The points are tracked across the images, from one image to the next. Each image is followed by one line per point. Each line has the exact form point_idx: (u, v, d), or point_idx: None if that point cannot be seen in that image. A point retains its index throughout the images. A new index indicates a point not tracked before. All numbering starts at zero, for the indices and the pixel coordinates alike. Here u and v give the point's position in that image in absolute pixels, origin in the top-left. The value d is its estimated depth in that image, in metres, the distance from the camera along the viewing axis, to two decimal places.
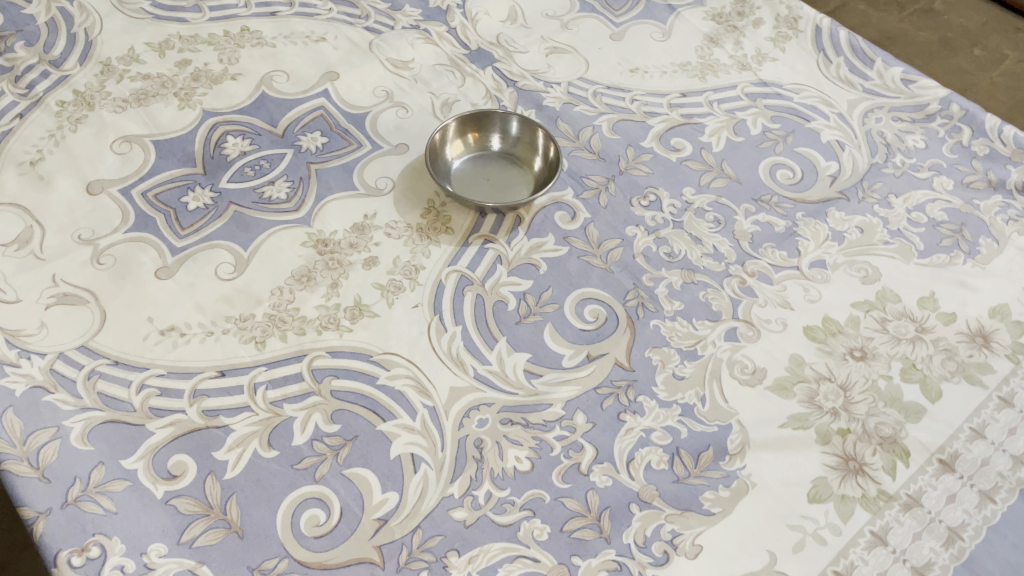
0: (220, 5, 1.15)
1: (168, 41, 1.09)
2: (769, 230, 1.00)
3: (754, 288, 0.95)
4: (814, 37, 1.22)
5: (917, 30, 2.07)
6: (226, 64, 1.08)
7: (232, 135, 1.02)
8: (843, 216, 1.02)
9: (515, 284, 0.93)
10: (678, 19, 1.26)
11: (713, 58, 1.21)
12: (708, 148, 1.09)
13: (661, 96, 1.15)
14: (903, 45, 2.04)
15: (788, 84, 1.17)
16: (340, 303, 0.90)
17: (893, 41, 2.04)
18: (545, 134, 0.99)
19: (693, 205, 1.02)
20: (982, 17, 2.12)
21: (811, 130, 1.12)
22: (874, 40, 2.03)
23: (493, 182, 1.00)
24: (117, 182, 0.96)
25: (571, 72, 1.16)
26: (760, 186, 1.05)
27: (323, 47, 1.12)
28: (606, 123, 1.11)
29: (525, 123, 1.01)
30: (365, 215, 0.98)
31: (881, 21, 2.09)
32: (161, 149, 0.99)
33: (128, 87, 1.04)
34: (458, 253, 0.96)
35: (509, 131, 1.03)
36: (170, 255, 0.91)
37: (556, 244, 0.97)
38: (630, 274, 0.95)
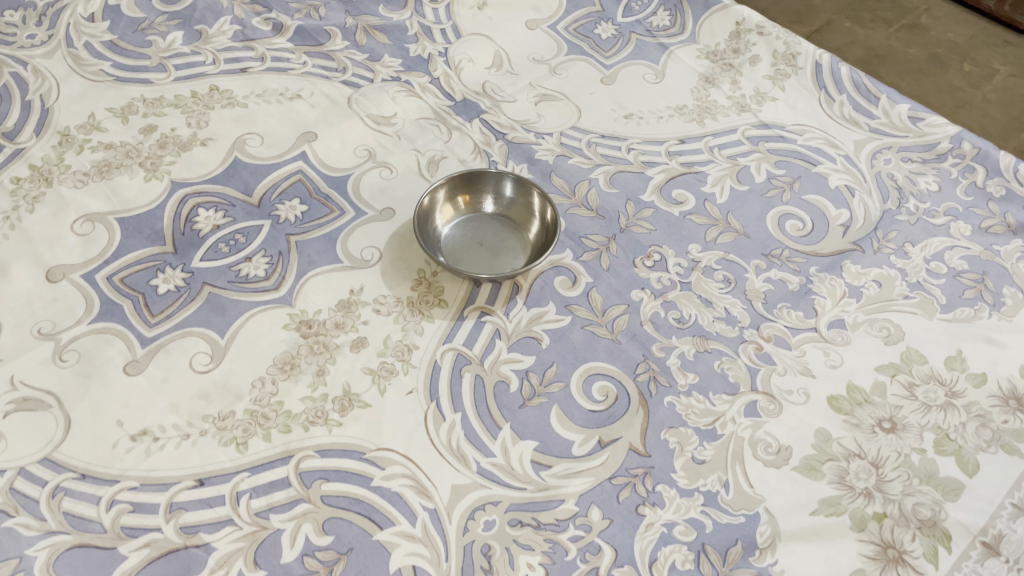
0: (186, 62, 1.08)
1: (132, 106, 1.02)
2: (783, 288, 0.94)
3: (772, 355, 0.88)
4: (814, 74, 1.16)
5: (905, 48, 1.83)
6: (195, 128, 1.01)
7: (204, 208, 0.95)
8: (859, 269, 0.97)
9: (516, 361, 0.86)
10: (670, 57, 1.20)
11: (710, 99, 1.15)
12: (712, 199, 1.03)
13: (658, 143, 1.09)
14: (892, 64, 1.79)
15: (791, 126, 1.12)
16: (327, 393, 0.82)
17: (881, 60, 1.80)
18: (541, 195, 0.93)
19: (700, 264, 0.96)
20: (970, 31, 1.89)
21: (818, 175, 1.07)
22: (859, 58, 1.80)
23: (486, 248, 0.94)
24: (80, 267, 0.88)
25: (563, 121, 1.10)
26: (769, 239, 0.99)
27: (299, 105, 1.05)
28: (603, 175, 1.04)
29: (520, 185, 0.95)
30: (351, 290, 0.90)
31: (867, 38, 1.85)
32: (127, 227, 0.92)
33: (88, 158, 0.97)
34: (453, 329, 0.88)
35: (503, 194, 0.97)
36: (140, 347, 0.84)
37: (558, 313, 0.91)
38: (639, 345, 0.88)
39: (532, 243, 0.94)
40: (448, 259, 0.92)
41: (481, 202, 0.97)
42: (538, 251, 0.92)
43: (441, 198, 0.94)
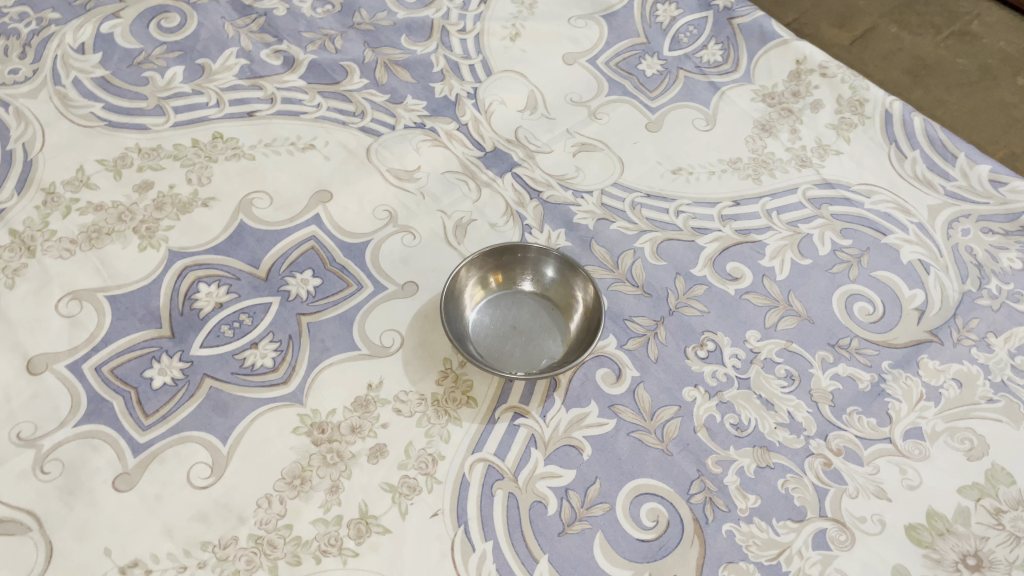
0: (187, 105, 0.97)
1: (125, 157, 0.91)
2: (852, 387, 0.84)
3: (842, 472, 0.79)
4: (884, 124, 1.05)
5: (954, 57, 1.59)
6: (196, 185, 0.90)
7: (205, 282, 0.84)
8: (937, 365, 0.86)
9: (555, 476, 0.76)
10: (722, 99, 1.09)
11: (767, 151, 1.04)
12: (771, 276, 0.92)
13: (710, 205, 0.98)
14: (942, 75, 1.55)
15: (857, 185, 1.01)
16: (341, 515, 0.73)
17: (930, 70, 1.56)
18: (584, 275, 0.83)
19: (760, 355, 0.86)
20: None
21: (889, 247, 0.96)
22: (904, 69, 1.56)
23: (520, 332, 0.83)
24: (65, 356, 0.79)
25: (604, 176, 0.99)
26: (836, 326, 0.89)
27: (312, 157, 0.95)
28: (650, 244, 0.93)
29: (561, 265, 0.85)
30: (370, 384, 0.80)
31: (914, 44, 1.61)
32: (118, 308, 0.82)
33: (76, 223, 0.86)
34: (483, 434, 0.78)
35: (543, 275, 0.87)
36: (131, 456, 0.74)
37: (601, 416, 0.81)
38: (692, 457, 0.79)
39: (573, 329, 0.83)
40: (478, 346, 0.82)
41: (517, 280, 0.87)
42: (579, 338, 0.82)
43: (472, 275, 0.84)
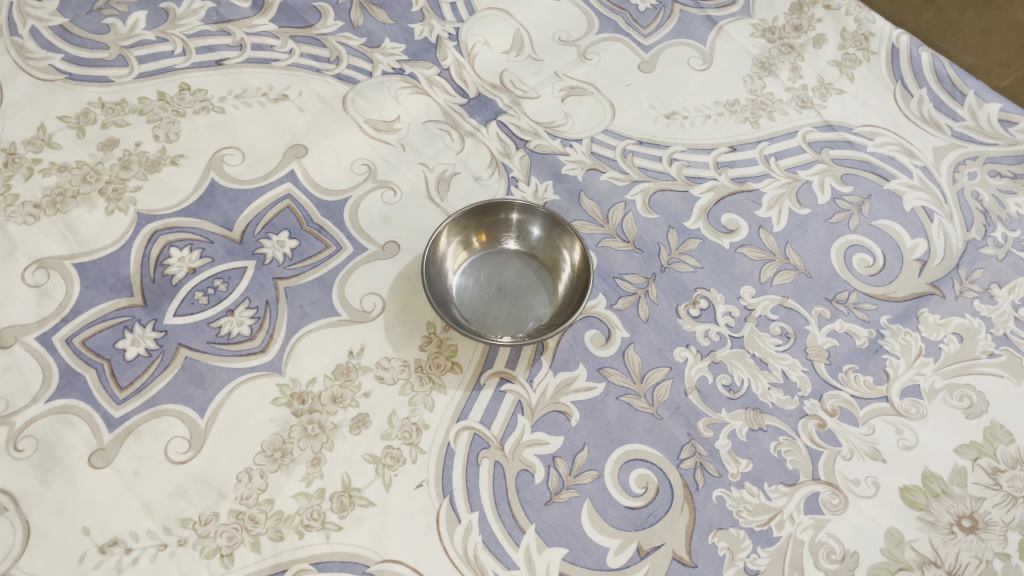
0: (151, 54, 0.91)
1: (88, 113, 0.86)
2: (849, 345, 0.82)
3: (837, 434, 0.77)
4: (890, 60, 1.00)
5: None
6: (163, 142, 0.86)
7: (177, 247, 0.81)
8: (937, 318, 0.84)
9: (542, 444, 0.75)
10: (719, 35, 1.03)
11: (766, 92, 0.99)
12: (768, 227, 0.88)
13: (705, 151, 0.94)
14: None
15: (860, 127, 0.96)
16: (323, 488, 0.71)
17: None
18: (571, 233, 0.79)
19: (754, 312, 0.83)
20: None
21: (891, 193, 0.92)
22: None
23: (505, 293, 0.80)
24: (35, 328, 0.76)
25: (594, 123, 0.95)
26: (834, 279, 0.86)
27: (285, 109, 0.90)
28: (641, 196, 0.90)
29: (548, 223, 0.82)
30: (350, 351, 0.78)
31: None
32: (87, 276, 0.79)
33: (39, 186, 0.82)
34: (468, 402, 0.76)
35: (529, 233, 0.83)
36: (107, 431, 0.72)
37: (590, 379, 0.78)
38: (683, 421, 0.77)
39: (561, 289, 0.80)
40: (462, 310, 0.79)
41: (502, 237, 0.83)
42: (567, 299, 0.79)
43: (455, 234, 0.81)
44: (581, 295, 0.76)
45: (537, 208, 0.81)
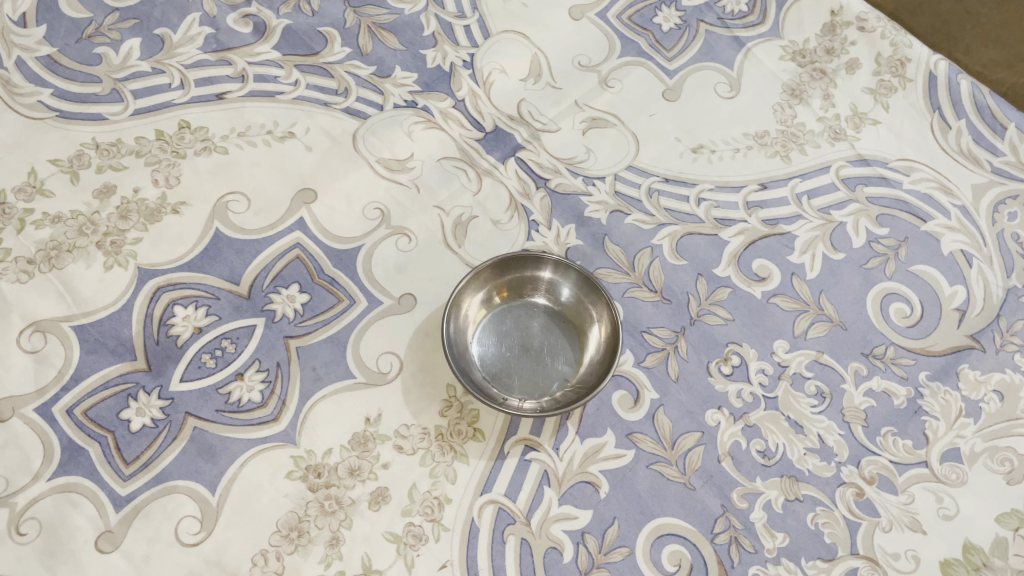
0: (147, 87, 0.86)
1: (82, 156, 0.81)
2: (887, 405, 0.78)
3: (875, 503, 0.74)
4: (927, 88, 0.95)
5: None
6: (164, 187, 0.81)
7: (182, 304, 0.77)
8: (978, 375, 0.80)
9: (570, 519, 0.72)
10: (747, 58, 0.97)
11: (797, 122, 0.94)
12: (801, 274, 0.85)
13: (734, 190, 0.89)
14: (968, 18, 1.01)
15: (895, 161, 0.92)
16: (343, 571, 0.68)
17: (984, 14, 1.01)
18: (605, 296, 0.75)
19: (788, 369, 0.79)
20: None
21: (928, 236, 0.87)
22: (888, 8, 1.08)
23: (529, 352, 0.76)
24: (34, 399, 0.72)
25: (617, 158, 0.90)
26: (870, 332, 0.82)
27: (292, 148, 0.85)
28: (668, 240, 0.85)
29: (580, 281, 0.78)
30: (367, 418, 0.74)
31: None
32: (88, 339, 0.74)
33: (32, 239, 0.77)
34: (492, 473, 0.73)
35: (559, 288, 0.79)
36: (114, 511, 0.68)
37: (619, 446, 0.75)
38: (716, 491, 0.74)
39: (588, 351, 0.76)
40: (481, 365, 0.75)
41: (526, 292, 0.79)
42: (596, 364, 0.75)
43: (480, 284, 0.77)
44: (610, 361, 0.73)
45: (569, 265, 0.77)
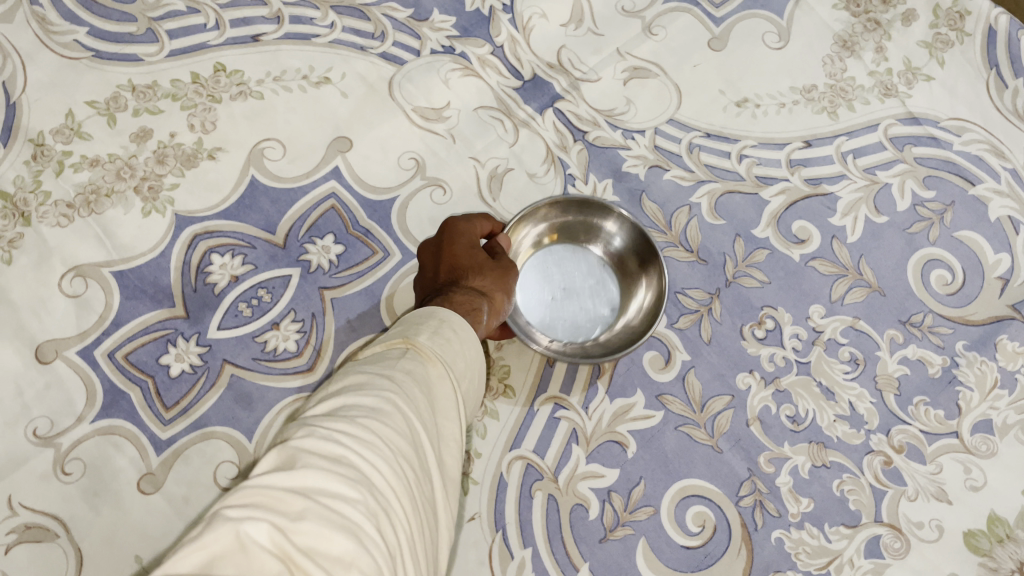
0: (182, 27, 0.84)
1: (118, 98, 0.81)
2: (921, 374, 0.78)
3: (902, 472, 0.74)
4: (985, 44, 0.91)
5: None
6: (199, 133, 0.81)
7: (219, 252, 0.77)
8: (1016, 346, 0.79)
9: (596, 477, 0.73)
10: (798, 6, 0.93)
11: (847, 77, 0.90)
12: (841, 237, 0.83)
13: (777, 147, 0.87)
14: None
15: (947, 121, 0.88)
16: None
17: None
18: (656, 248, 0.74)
19: (822, 335, 0.79)
20: None
21: (976, 200, 0.85)
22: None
23: (572, 295, 0.77)
24: (76, 342, 0.73)
25: (658, 111, 0.88)
26: (909, 299, 0.81)
27: (328, 95, 0.84)
28: (707, 199, 0.84)
29: (631, 233, 0.76)
30: None
31: None
32: (127, 285, 0.75)
33: (71, 182, 0.78)
34: (522, 429, 0.75)
35: (609, 238, 0.78)
36: (155, 455, 0.70)
37: (648, 407, 0.76)
38: (743, 455, 0.74)
39: (633, 302, 0.76)
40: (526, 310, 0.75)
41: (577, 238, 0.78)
42: (637, 313, 0.75)
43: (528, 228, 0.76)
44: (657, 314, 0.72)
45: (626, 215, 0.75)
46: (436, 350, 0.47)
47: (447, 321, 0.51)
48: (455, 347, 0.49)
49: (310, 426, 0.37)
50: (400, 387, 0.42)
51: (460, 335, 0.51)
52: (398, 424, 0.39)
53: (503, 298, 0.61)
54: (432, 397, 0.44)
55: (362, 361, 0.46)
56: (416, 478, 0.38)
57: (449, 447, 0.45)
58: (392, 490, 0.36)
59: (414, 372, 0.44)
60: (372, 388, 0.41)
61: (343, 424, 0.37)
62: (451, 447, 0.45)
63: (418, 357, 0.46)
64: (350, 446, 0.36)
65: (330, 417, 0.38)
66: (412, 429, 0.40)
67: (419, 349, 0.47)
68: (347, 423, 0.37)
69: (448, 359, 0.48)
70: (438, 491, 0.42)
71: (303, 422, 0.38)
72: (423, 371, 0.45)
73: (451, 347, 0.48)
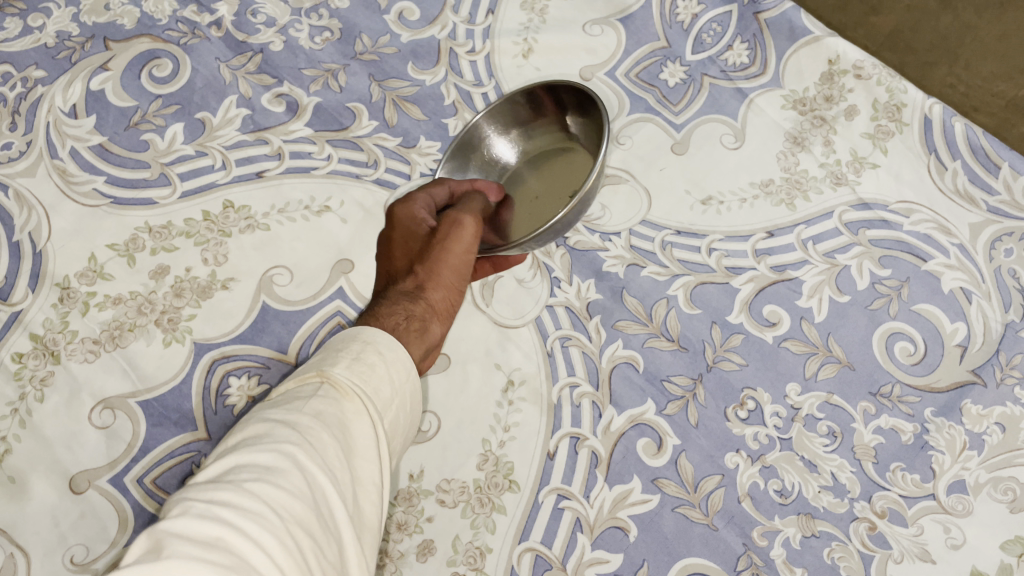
0: (192, 170, 0.93)
1: (137, 239, 0.88)
2: (895, 441, 0.84)
3: (886, 536, 0.80)
4: (923, 133, 0.99)
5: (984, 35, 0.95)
6: (213, 266, 0.88)
7: (235, 375, 0.83)
8: (980, 409, 0.85)
9: (603, 563, 0.79)
10: (750, 109, 1.02)
11: (801, 169, 0.99)
12: (809, 318, 0.90)
13: (742, 238, 0.95)
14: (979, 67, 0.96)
15: (895, 204, 0.96)
16: None
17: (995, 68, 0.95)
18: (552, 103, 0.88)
19: (801, 411, 0.85)
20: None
21: (929, 275, 0.92)
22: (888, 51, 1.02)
23: (545, 194, 0.85)
24: (107, 471, 0.78)
25: (630, 213, 0.96)
26: (877, 371, 0.87)
27: (329, 221, 0.91)
28: (682, 290, 0.91)
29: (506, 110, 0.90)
30: (410, 474, 0.82)
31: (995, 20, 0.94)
32: (152, 413, 0.81)
33: (96, 320, 0.84)
34: (529, 522, 0.81)
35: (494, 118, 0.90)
36: None
37: (645, 492, 0.81)
38: (737, 531, 0.80)
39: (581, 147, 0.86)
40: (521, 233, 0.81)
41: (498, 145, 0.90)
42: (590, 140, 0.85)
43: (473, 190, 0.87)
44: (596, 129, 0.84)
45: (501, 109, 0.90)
46: (352, 383, 0.49)
47: (381, 350, 0.53)
48: (379, 373, 0.51)
49: (191, 498, 0.38)
50: (303, 438, 0.44)
51: (385, 358, 0.52)
52: (291, 485, 0.40)
53: (425, 283, 0.67)
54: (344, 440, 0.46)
55: (274, 402, 0.48)
56: (312, 541, 0.39)
57: (366, 488, 0.46)
58: (276, 562, 0.36)
59: (324, 412, 0.47)
60: (274, 442, 0.43)
61: (226, 492, 0.38)
62: (372, 490, 0.47)
63: (332, 391, 0.49)
64: (229, 521, 0.36)
65: (212, 485, 0.39)
66: (311, 486, 0.41)
67: (334, 383, 0.49)
68: (232, 490, 0.38)
69: (367, 389, 0.50)
70: (349, 539, 0.42)
71: (187, 492, 0.39)
72: (336, 407, 0.47)
73: (371, 375, 0.51)
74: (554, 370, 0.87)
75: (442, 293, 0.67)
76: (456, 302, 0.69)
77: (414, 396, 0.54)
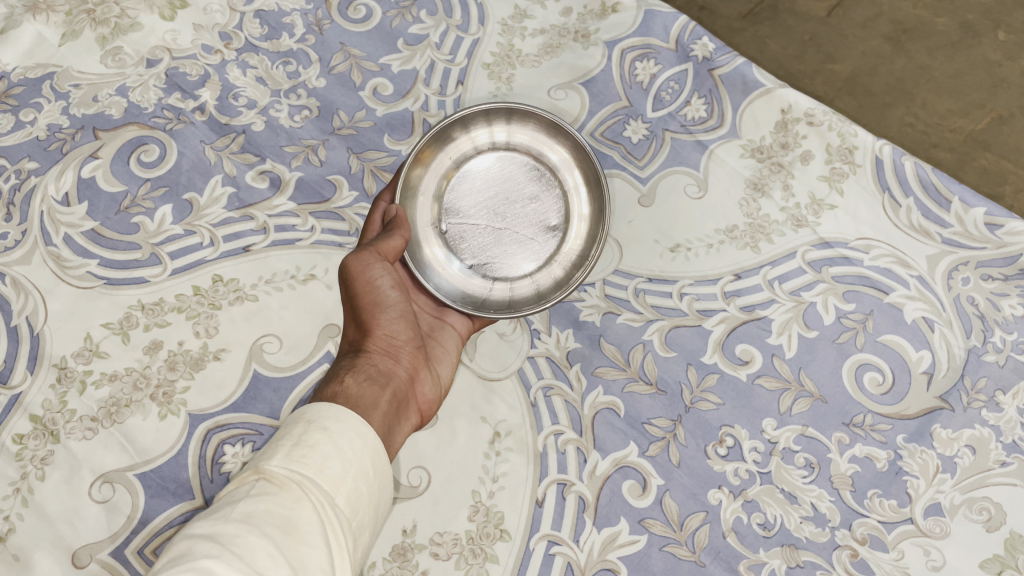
0: (181, 248, 0.97)
1: (130, 317, 0.92)
2: (870, 469, 0.88)
3: (869, 562, 0.84)
4: (875, 173, 1.02)
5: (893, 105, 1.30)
6: (204, 338, 0.92)
7: (230, 443, 0.87)
8: (950, 433, 0.89)
9: None
10: (711, 159, 1.05)
11: (763, 214, 1.02)
12: (780, 354, 0.94)
13: (711, 282, 0.98)
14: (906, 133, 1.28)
15: (855, 241, 1.00)
16: None
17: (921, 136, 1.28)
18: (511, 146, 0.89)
19: (778, 445, 0.89)
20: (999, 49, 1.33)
21: (891, 307, 0.96)
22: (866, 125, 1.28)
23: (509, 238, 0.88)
24: (108, 544, 0.82)
25: (603, 264, 0.99)
26: (849, 402, 0.91)
27: (314, 288, 0.95)
28: (657, 334, 0.95)
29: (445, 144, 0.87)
30: (404, 530, 0.85)
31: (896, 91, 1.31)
32: (150, 485, 0.84)
33: (94, 398, 0.88)
34: (522, 568, 0.84)
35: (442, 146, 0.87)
36: None
37: (633, 532, 0.85)
38: (725, 565, 0.84)
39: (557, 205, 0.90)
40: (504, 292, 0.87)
41: (454, 184, 0.89)
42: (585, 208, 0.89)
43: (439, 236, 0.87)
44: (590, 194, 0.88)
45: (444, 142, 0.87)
46: (288, 473, 0.52)
47: (326, 427, 0.56)
48: (323, 451, 0.54)
49: None
50: (226, 549, 0.45)
51: (330, 434, 0.55)
52: None
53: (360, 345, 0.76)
54: (278, 537, 0.47)
55: (214, 509, 0.50)
56: None
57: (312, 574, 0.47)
58: None
59: (256, 513, 0.48)
60: (196, 558, 0.44)
61: None
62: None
63: (269, 485, 0.51)
64: None
65: None
66: None
67: (271, 477, 0.52)
68: None
69: (304, 477, 0.52)
70: None
71: None
72: (268, 507, 0.49)
73: (311, 456, 0.53)
74: (538, 419, 0.90)
75: (378, 344, 0.76)
76: (397, 341, 0.78)
77: (369, 472, 0.56)
